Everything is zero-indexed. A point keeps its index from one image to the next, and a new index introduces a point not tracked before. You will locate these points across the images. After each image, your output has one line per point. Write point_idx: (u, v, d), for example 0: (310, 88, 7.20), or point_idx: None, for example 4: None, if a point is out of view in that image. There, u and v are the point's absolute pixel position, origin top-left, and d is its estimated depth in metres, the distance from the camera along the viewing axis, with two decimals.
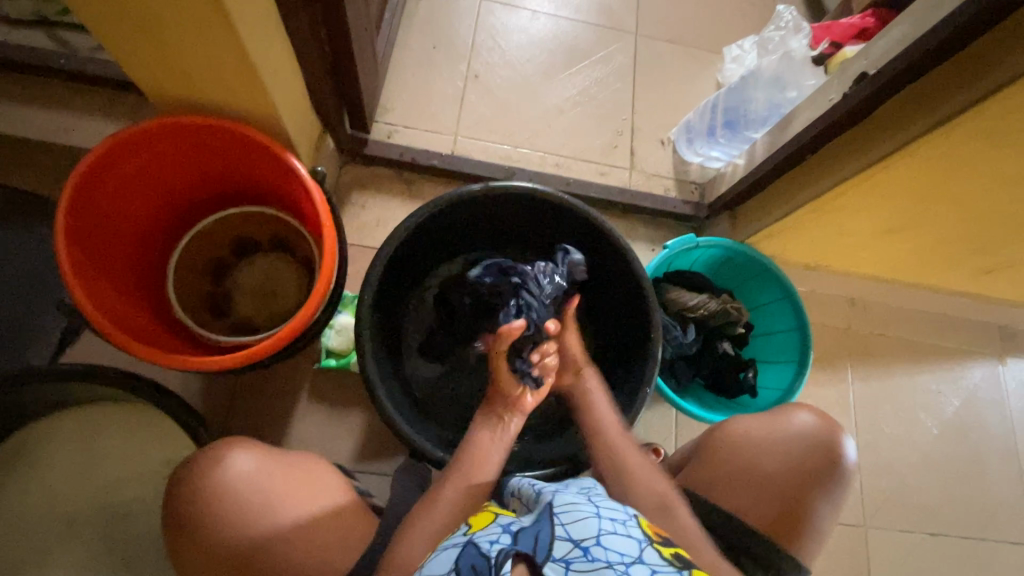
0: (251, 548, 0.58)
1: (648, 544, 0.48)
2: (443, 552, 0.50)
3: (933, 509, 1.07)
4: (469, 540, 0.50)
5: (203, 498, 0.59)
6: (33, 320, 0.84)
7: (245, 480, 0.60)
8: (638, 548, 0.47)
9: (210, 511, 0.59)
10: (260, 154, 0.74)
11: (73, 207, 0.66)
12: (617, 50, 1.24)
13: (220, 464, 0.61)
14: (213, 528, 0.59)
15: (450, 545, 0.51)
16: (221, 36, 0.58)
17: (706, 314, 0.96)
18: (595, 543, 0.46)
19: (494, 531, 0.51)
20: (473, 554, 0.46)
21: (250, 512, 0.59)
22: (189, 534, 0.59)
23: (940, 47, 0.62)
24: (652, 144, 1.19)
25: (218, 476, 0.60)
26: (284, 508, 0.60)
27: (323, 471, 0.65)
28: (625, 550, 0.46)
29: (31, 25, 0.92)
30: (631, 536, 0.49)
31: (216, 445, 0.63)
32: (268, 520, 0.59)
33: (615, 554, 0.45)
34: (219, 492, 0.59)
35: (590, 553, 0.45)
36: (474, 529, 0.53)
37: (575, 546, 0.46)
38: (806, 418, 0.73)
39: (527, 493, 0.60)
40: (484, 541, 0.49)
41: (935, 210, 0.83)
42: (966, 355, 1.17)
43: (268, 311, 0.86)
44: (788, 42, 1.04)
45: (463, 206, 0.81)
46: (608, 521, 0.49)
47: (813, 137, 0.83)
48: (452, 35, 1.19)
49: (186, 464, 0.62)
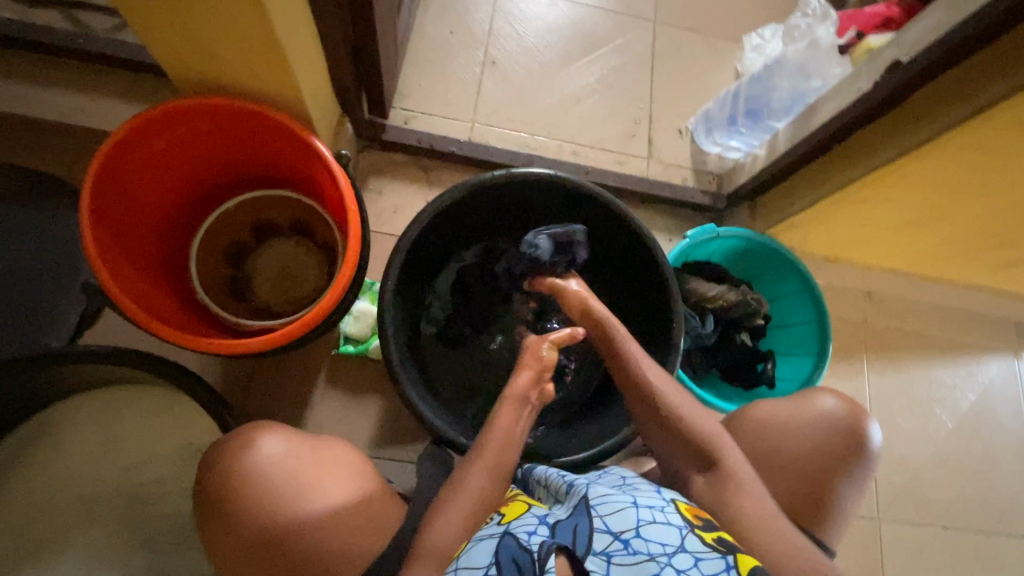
0: (277, 529, 0.58)
1: (688, 531, 0.51)
2: (481, 543, 0.54)
3: (946, 503, 1.07)
4: (508, 531, 0.54)
5: (236, 481, 0.59)
6: (52, 303, 0.83)
7: (276, 463, 0.60)
8: (679, 536, 0.50)
9: (240, 491, 0.59)
10: (284, 137, 0.74)
11: (98, 187, 0.66)
12: (635, 38, 1.22)
13: (251, 447, 0.61)
14: (247, 511, 0.59)
15: (489, 536, 0.55)
16: (248, 16, 0.57)
17: (725, 304, 0.95)
18: (635, 535, 0.49)
19: (531, 522, 0.55)
20: (513, 546, 0.51)
21: (282, 494, 0.59)
22: (222, 518, 0.59)
23: (974, 40, 0.61)
24: (670, 134, 1.18)
25: (249, 456, 0.60)
26: (313, 489, 0.60)
27: (351, 455, 0.66)
28: (666, 540, 0.49)
29: (48, 6, 0.91)
30: (671, 523, 0.52)
31: (247, 427, 0.63)
32: (300, 502, 0.59)
33: (657, 545, 0.49)
34: (251, 475, 0.59)
35: (631, 545, 0.48)
36: (510, 519, 0.58)
37: (615, 539, 0.49)
38: (831, 402, 0.72)
39: (555, 483, 0.62)
40: (522, 532, 0.53)
41: (962, 203, 0.82)
42: (982, 351, 1.17)
43: (288, 296, 0.85)
44: (815, 29, 0.99)
45: (484, 192, 0.80)
46: (646, 510, 0.53)
47: (839, 128, 0.82)
48: (469, 21, 1.17)
49: (218, 444, 0.63)
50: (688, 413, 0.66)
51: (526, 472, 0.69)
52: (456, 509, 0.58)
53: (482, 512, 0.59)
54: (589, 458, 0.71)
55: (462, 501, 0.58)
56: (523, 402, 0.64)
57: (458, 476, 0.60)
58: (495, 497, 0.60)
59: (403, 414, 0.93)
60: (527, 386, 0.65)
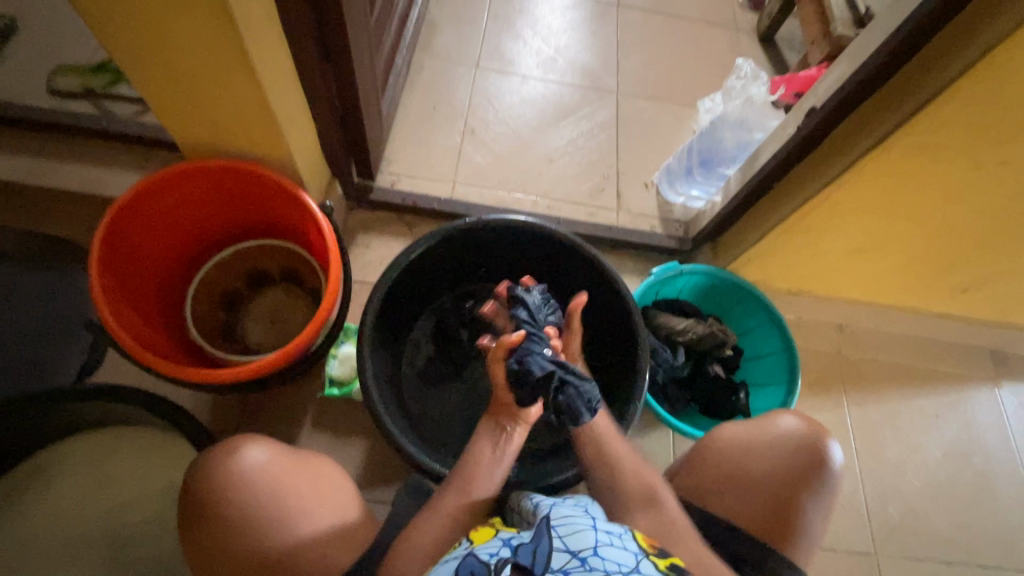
0: (274, 544, 0.60)
1: (644, 557, 0.49)
2: (442, 563, 0.52)
3: (944, 536, 1.05)
4: (470, 552, 0.51)
5: (224, 526, 0.60)
6: (54, 351, 0.89)
7: (254, 500, 0.61)
8: (635, 559, 0.48)
9: (227, 499, 0.61)
10: (276, 193, 0.83)
11: (108, 240, 0.74)
12: (600, 107, 1.37)
13: (225, 491, 0.61)
14: (248, 552, 0.59)
15: (452, 557, 0.53)
16: (248, 91, 0.68)
17: (693, 337, 1.00)
18: (593, 554, 0.47)
19: (495, 545, 0.52)
20: (473, 562, 0.48)
21: (270, 525, 0.60)
22: (226, 567, 0.60)
23: (862, 85, 0.71)
24: (637, 187, 1.28)
25: (233, 482, 0.61)
26: (296, 498, 0.62)
27: (318, 459, 0.68)
28: (622, 560, 0.47)
29: (78, 98, 1.06)
30: (628, 548, 0.49)
31: (210, 468, 0.63)
32: (293, 522, 0.61)
33: (613, 564, 0.46)
34: (237, 518, 0.60)
35: (588, 563, 0.46)
36: (474, 542, 0.55)
37: (573, 557, 0.47)
38: (791, 422, 0.73)
39: (525, 507, 0.62)
40: (484, 552, 0.50)
41: (898, 228, 0.89)
42: (961, 380, 1.19)
43: (277, 338, 0.92)
44: (749, 89, 1.15)
45: (458, 239, 0.88)
46: (605, 533, 0.50)
47: (775, 167, 0.91)
48: (451, 98, 1.32)
49: (191, 495, 0.62)
50: (631, 458, 0.68)
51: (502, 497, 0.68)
52: (426, 527, 0.60)
53: (451, 531, 0.61)
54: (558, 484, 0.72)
55: (434, 517, 0.61)
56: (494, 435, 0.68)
57: (434, 500, 0.63)
58: (463, 518, 0.62)
59: (386, 455, 0.95)
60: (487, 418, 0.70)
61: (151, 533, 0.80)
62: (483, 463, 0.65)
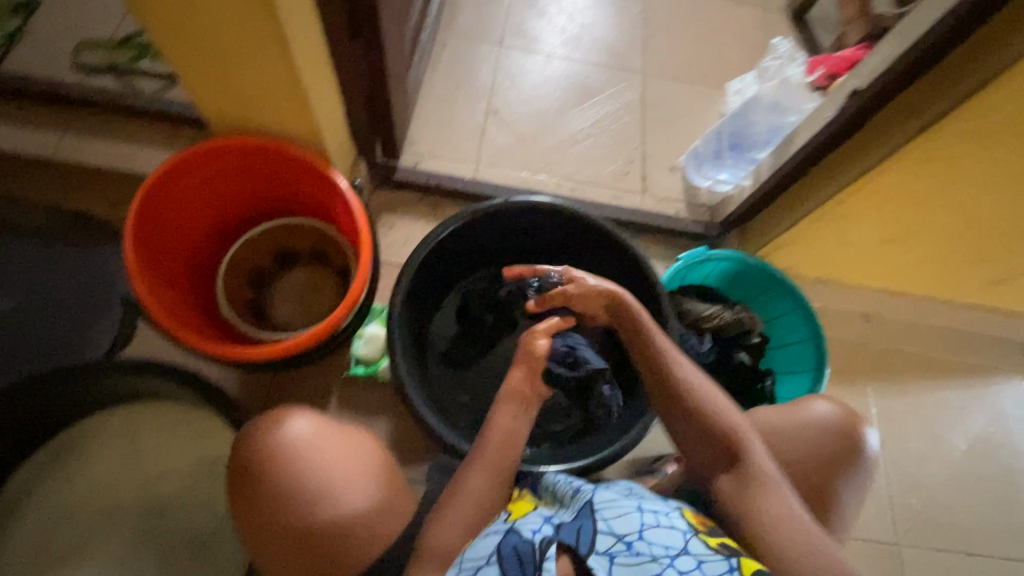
0: (325, 515, 0.60)
1: (693, 535, 0.51)
2: (487, 537, 0.54)
3: (967, 528, 1.04)
4: (513, 527, 0.54)
5: (274, 501, 0.61)
6: (86, 326, 0.90)
7: (300, 475, 0.61)
8: (683, 539, 0.50)
9: (274, 476, 0.61)
10: (306, 171, 0.82)
11: (141, 216, 0.74)
12: (626, 87, 1.34)
13: (271, 467, 0.61)
14: (300, 525, 0.60)
15: (494, 531, 0.55)
16: (280, 65, 0.67)
17: (720, 323, 0.99)
18: (639, 538, 0.49)
19: (536, 521, 0.55)
20: (517, 540, 0.51)
21: (320, 497, 0.61)
22: (279, 540, 0.60)
23: (912, 66, 0.69)
24: (662, 171, 1.26)
25: (278, 458, 0.62)
26: (337, 472, 0.62)
27: (357, 431, 0.69)
28: (669, 543, 0.49)
29: (104, 72, 1.05)
30: (676, 527, 0.52)
31: (255, 445, 0.63)
32: (341, 494, 0.61)
33: (659, 548, 0.48)
34: (286, 493, 0.61)
35: (634, 547, 0.48)
36: (515, 518, 0.58)
37: (618, 540, 0.49)
38: (825, 408, 0.72)
39: (563, 489, 0.62)
40: (527, 528, 0.53)
41: (937, 215, 0.87)
42: (990, 372, 1.16)
43: (305, 317, 0.92)
44: (784, 70, 1.10)
45: (486, 221, 0.87)
46: (651, 514, 0.52)
47: (812, 151, 0.88)
48: (474, 77, 1.30)
49: (239, 471, 0.63)
50: (713, 398, 0.64)
51: (536, 477, 0.68)
52: (460, 506, 0.61)
53: (483, 509, 0.61)
54: (587, 465, 0.72)
55: (465, 497, 0.61)
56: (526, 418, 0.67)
57: (459, 477, 0.62)
58: (494, 497, 0.62)
59: (411, 434, 0.95)
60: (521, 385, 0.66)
61: (184, 505, 0.82)
62: (511, 444, 0.64)
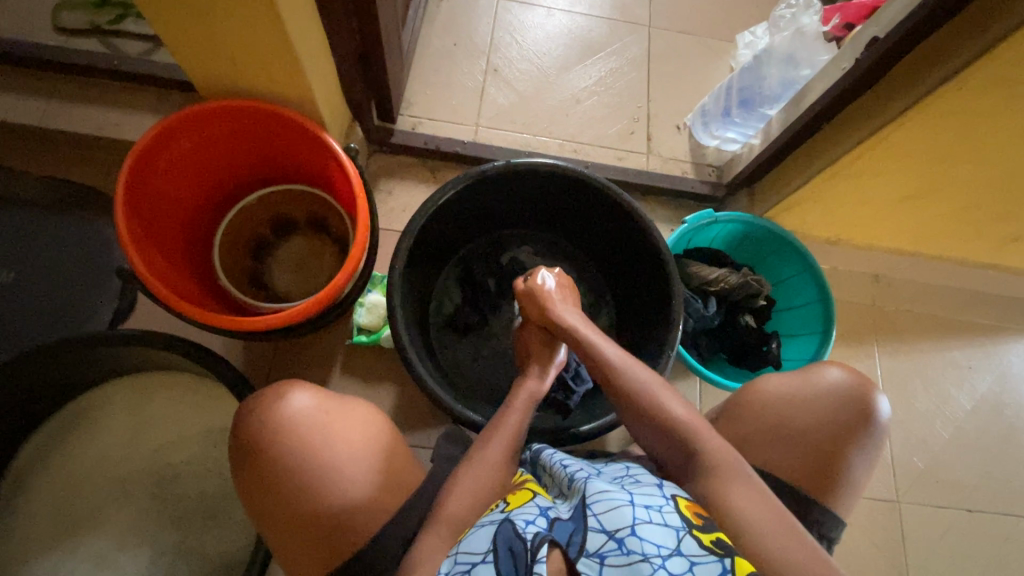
0: (330, 491, 0.60)
1: (687, 533, 0.50)
2: (481, 528, 0.55)
3: (968, 486, 1.05)
4: (507, 518, 0.55)
5: (280, 476, 0.61)
6: (88, 298, 0.91)
7: (304, 451, 0.61)
8: (676, 538, 0.49)
9: (280, 452, 0.61)
10: (299, 133, 0.79)
11: (131, 185, 0.72)
12: (632, 41, 1.28)
13: (276, 444, 0.62)
14: (307, 499, 0.60)
15: (488, 522, 0.56)
16: (267, 23, 0.63)
17: (727, 286, 0.97)
18: (630, 534, 0.48)
19: (532, 512, 0.55)
20: (509, 532, 0.52)
21: (325, 473, 0.61)
22: (287, 515, 0.61)
23: (938, 13, 0.64)
24: (668, 130, 1.22)
25: (281, 435, 0.62)
26: (341, 447, 0.62)
27: (361, 405, 0.69)
28: (662, 541, 0.48)
29: (87, 35, 1.01)
30: (669, 524, 0.51)
31: (259, 422, 0.63)
32: (346, 469, 0.62)
33: (652, 546, 0.47)
34: (291, 469, 0.61)
35: (625, 545, 0.47)
36: (513, 506, 0.58)
37: (610, 538, 0.48)
38: (838, 373, 0.72)
39: (559, 474, 0.62)
40: (521, 519, 0.54)
41: (956, 171, 0.84)
42: (999, 332, 1.15)
43: (305, 286, 0.91)
44: (800, 18, 1.00)
45: (487, 183, 0.84)
46: (643, 509, 0.51)
47: (827, 106, 0.84)
48: (472, 33, 1.24)
49: (245, 448, 0.63)
50: (653, 389, 0.62)
51: (534, 455, 0.69)
52: (469, 475, 0.61)
53: (489, 475, 0.62)
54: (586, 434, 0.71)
55: (475, 468, 0.62)
56: (533, 398, 0.69)
57: (477, 452, 0.64)
58: (500, 463, 0.63)
59: (416, 400, 0.96)
60: (538, 387, 0.70)
61: (195, 472, 0.84)
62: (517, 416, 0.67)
